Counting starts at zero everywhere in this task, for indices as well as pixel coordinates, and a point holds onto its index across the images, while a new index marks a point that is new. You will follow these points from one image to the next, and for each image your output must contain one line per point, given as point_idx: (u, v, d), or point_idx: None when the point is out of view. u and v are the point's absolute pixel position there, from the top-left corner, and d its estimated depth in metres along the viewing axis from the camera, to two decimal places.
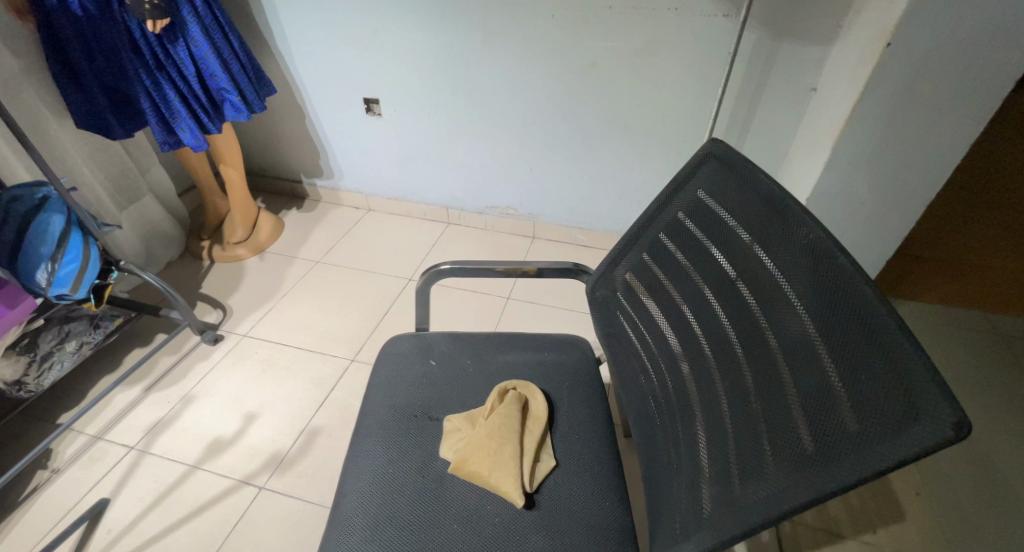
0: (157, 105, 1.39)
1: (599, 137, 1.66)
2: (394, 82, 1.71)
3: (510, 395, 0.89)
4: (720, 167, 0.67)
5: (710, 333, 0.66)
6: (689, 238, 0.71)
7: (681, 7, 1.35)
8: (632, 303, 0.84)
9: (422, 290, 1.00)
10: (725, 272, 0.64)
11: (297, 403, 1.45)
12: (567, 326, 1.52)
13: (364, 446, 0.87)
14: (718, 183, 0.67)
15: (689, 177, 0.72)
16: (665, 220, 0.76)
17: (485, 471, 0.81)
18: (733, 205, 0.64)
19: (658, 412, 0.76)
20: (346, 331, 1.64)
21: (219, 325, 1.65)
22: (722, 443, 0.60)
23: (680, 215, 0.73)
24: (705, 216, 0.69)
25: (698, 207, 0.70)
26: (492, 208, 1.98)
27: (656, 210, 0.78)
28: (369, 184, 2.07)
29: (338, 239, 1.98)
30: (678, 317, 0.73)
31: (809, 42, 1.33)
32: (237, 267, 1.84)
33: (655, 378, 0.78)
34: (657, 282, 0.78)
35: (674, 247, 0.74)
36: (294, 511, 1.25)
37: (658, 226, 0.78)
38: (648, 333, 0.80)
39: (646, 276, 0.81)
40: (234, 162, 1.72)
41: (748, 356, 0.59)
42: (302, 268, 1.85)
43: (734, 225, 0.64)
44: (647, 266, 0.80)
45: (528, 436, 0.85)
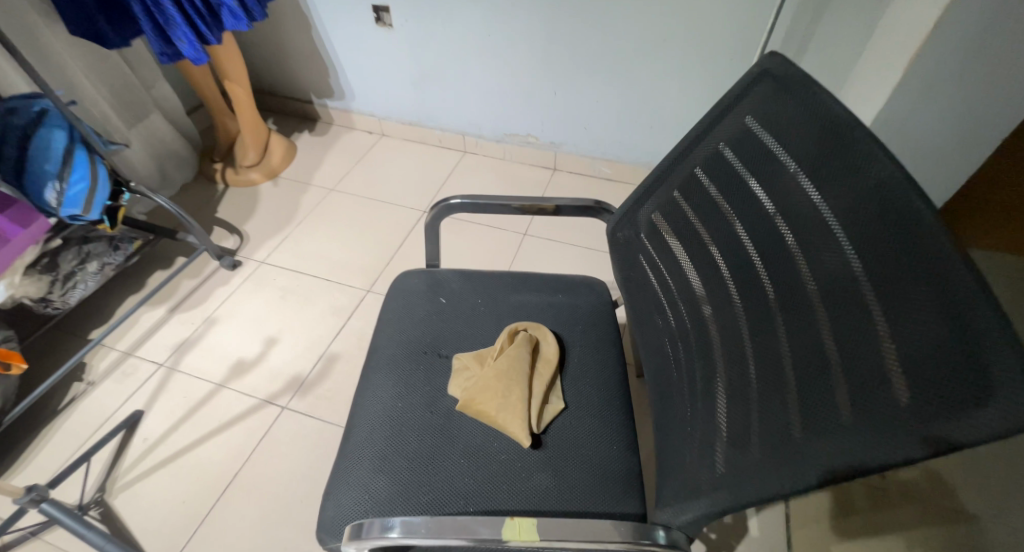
0: (151, 11, 1.30)
1: (632, 52, 1.52)
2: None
3: (524, 338, 0.87)
4: (773, 89, 0.59)
5: (741, 276, 0.62)
6: (729, 171, 0.65)
7: None
8: (656, 244, 0.80)
9: (432, 225, 0.96)
10: (768, 214, 0.58)
11: (316, 329, 1.47)
12: (586, 264, 1.49)
13: (375, 378, 0.87)
14: (770, 108, 0.59)
15: (737, 101, 0.65)
16: (703, 151, 0.70)
17: (495, 407, 0.80)
18: (785, 133, 0.57)
19: (675, 360, 0.73)
20: (362, 262, 1.63)
21: (237, 251, 1.65)
22: (742, 394, 0.57)
23: (721, 146, 0.66)
24: (750, 146, 0.62)
25: (743, 136, 0.63)
26: (512, 136, 1.89)
27: (694, 141, 0.72)
28: (383, 107, 1.97)
29: (353, 165, 1.92)
30: (706, 260, 0.68)
31: None
32: (251, 191, 1.81)
33: (675, 323, 0.75)
34: (685, 224, 0.73)
35: (710, 181, 0.68)
36: (314, 431, 1.30)
37: (695, 158, 0.71)
38: (669, 275, 0.77)
39: (674, 215, 0.75)
40: (239, 79, 1.64)
41: (781, 303, 0.55)
42: (316, 195, 1.81)
43: (781, 154, 0.57)
44: (676, 205, 0.75)
45: (538, 379, 0.84)
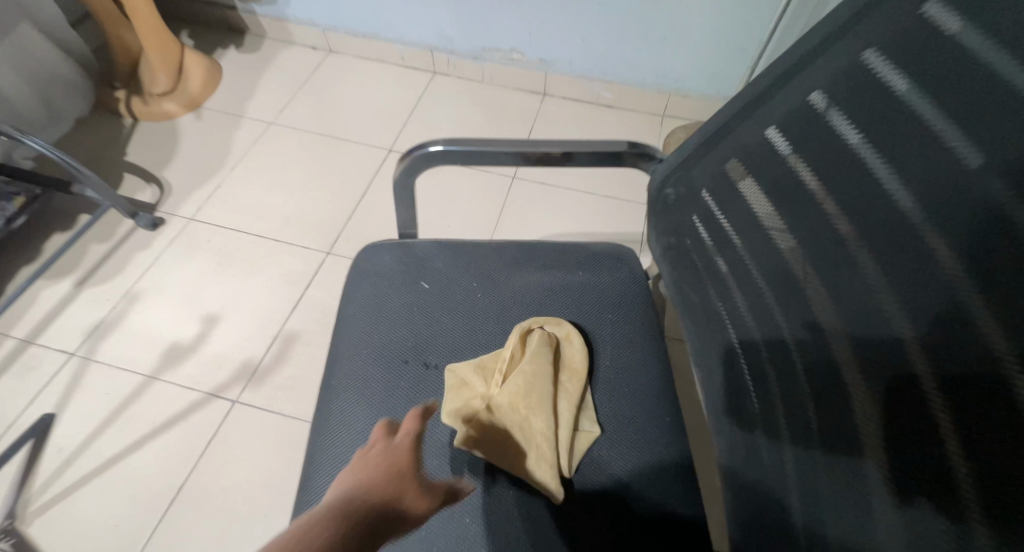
0: None
1: None
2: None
3: (542, 344, 0.65)
4: None
5: (887, 267, 0.36)
6: (877, 94, 0.38)
7: None
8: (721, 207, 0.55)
9: (403, 184, 0.68)
10: (976, 188, 0.31)
11: (267, 303, 1.21)
12: (588, 214, 1.31)
13: (340, 403, 0.64)
14: None
15: None
16: (827, 65, 0.42)
17: (513, 442, 0.59)
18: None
19: (748, 381, 0.51)
20: (317, 216, 1.34)
21: (157, 206, 1.33)
22: (923, 474, 0.33)
23: (867, 60, 0.38)
24: (925, 48, 0.34)
25: (910, 34, 0.35)
26: (492, 51, 1.55)
27: (816, 50, 0.43)
28: (328, 15, 1.58)
29: (297, 91, 1.57)
30: (817, 253, 0.42)
31: None
32: (168, 126, 1.46)
33: (747, 328, 0.52)
34: (779, 187, 0.47)
35: (838, 113, 0.41)
36: (276, 429, 1.07)
37: (804, 80, 0.44)
38: (744, 256, 0.52)
39: (756, 169, 0.49)
40: None
41: (991, 320, 0.29)
42: (251, 132, 1.47)
43: (998, 54, 0.30)
44: (763, 155, 0.48)
45: (564, 400, 0.62)
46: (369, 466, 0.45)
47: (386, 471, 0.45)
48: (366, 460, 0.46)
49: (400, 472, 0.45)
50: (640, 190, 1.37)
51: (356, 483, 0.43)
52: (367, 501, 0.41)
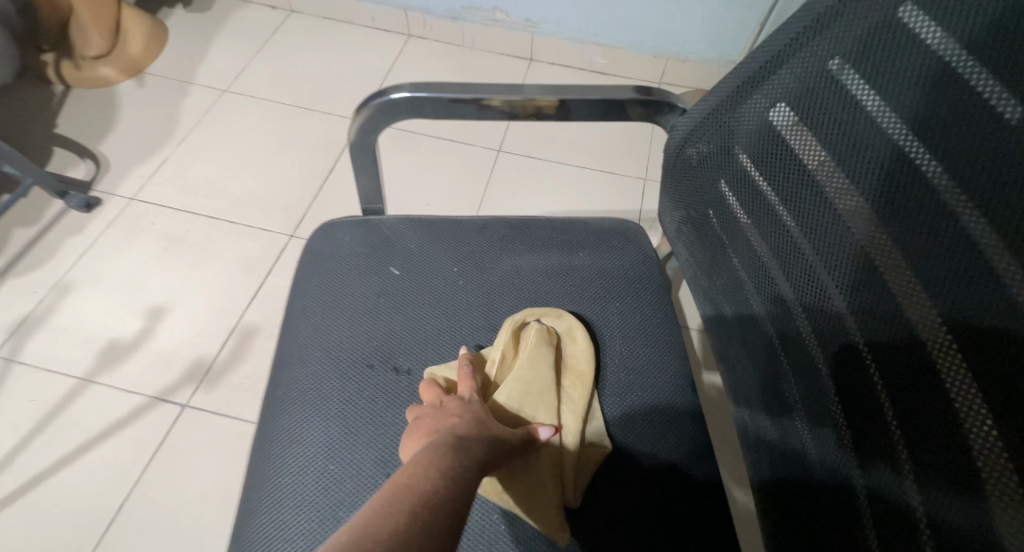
0: None
1: None
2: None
3: (539, 339, 0.54)
4: None
5: (1005, 229, 0.28)
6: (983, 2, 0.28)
7: None
8: (763, 167, 0.45)
9: (363, 145, 0.55)
10: None
11: (221, 293, 1.07)
12: (581, 190, 1.19)
13: (290, 421, 0.51)
14: None
15: None
16: None
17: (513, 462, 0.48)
18: None
19: (805, 380, 0.42)
20: (279, 194, 1.19)
21: (93, 184, 1.17)
22: None
23: None
24: None
25: None
26: (472, 11, 1.40)
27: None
28: None
29: (255, 56, 1.40)
30: (907, 216, 0.33)
31: None
32: (107, 95, 1.29)
33: (804, 315, 0.42)
34: (850, 136, 0.37)
35: (925, 35, 0.32)
36: (233, 436, 0.93)
37: None
38: (797, 225, 0.42)
39: (814, 117, 0.39)
40: None
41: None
42: (203, 101, 1.31)
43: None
44: (824, 97, 0.38)
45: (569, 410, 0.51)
46: (451, 411, 0.46)
47: (466, 413, 0.46)
48: (441, 405, 0.47)
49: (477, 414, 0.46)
50: (638, 163, 1.25)
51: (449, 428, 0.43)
52: (462, 438, 0.42)
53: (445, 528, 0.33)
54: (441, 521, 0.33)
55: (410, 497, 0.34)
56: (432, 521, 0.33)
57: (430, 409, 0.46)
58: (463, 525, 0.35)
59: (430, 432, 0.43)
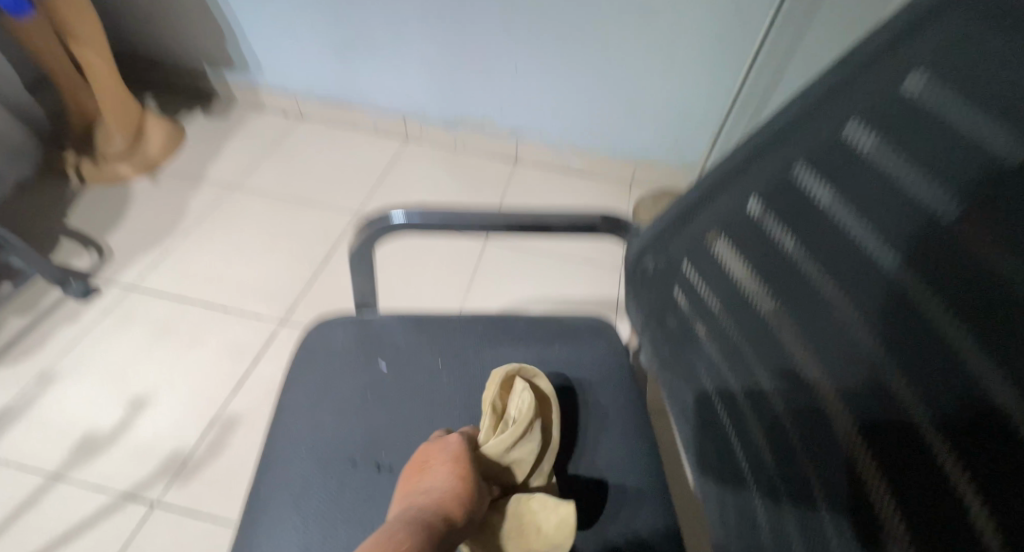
0: None
1: (612, 22, 1.23)
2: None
3: (521, 388, 0.56)
4: (963, 16, 0.28)
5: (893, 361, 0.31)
6: (865, 172, 0.34)
7: None
8: (706, 281, 0.49)
9: (361, 253, 0.61)
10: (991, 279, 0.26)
11: (206, 382, 1.08)
12: (564, 283, 1.24)
13: (268, 525, 0.52)
14: (973, 57, 0.27)
15: (876, 42, 0.33)
16: (807, 134, 0.38)
17: (501, 506, 0.51)
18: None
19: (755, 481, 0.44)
20: (275, 283, 1.24)
21: (93, 274, 1.22)
22: None
23: (853, 130, 0.35)
24: (915, 123, 0.31)
25: (895, 110, 0.32)
26: (464, 120, 1.54)
27: (787, 124, 0.39)
28: (301, 82, 1.56)
29: (263, 156, 1.51)
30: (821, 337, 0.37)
31: None
32: (121, 191, 1.37)
33: (749, 422, 0.44)
34: (773, 265, 0.41)
35: (826, 191, 0.37)
36: (200, 536, 0.91)
37: (786, 148, 0.39)
38: (735, 336, 0.46)
39: (745, 244, 0.44)
40: (95, 43, 1.19)
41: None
42: (209, 197, 1.40)
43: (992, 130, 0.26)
44: (751, 227, 0.44)
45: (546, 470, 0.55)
46: (431, 466, 0.50)
47: (465, 467, 0.49)
48: (441, 456, 0.51)
49: (471, 472, 0.50)
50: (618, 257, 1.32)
51: (426, 488, 0.48)
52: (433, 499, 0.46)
53: None
54: None
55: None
56: None
57: (415, 467, 0.51)
58: None
59: (411, 494, 0.48)
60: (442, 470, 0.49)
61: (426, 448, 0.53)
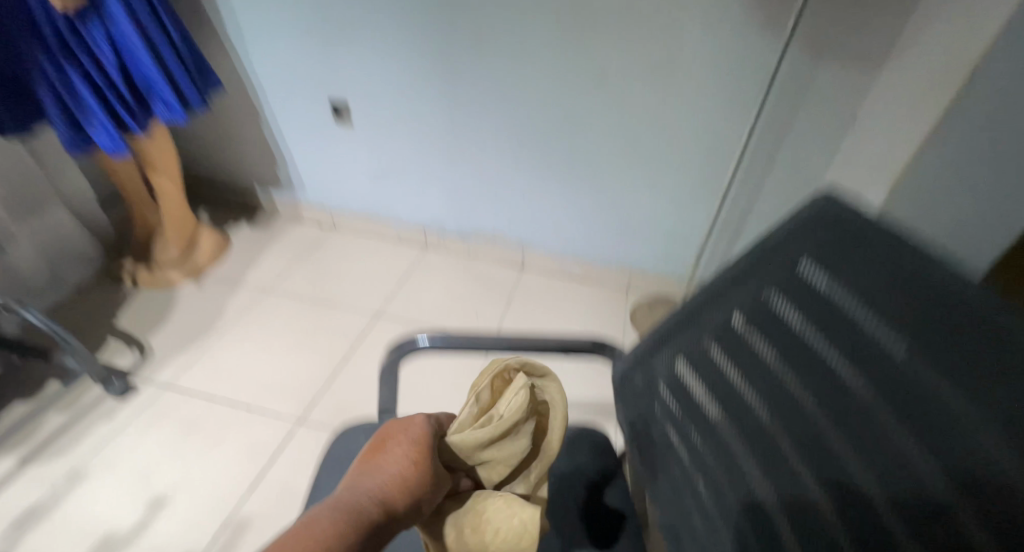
0: (64, 99, 1.04)
1: (607, 160, 1.42)
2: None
3: (515, 387, 0.56)
4: (834, 234, 0.43)
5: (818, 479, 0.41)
6: (784, 328, 0.46)
7: (710, 12, 1.11)
8: (671, 404, 0.58)
9: (391, 367, 0.72)
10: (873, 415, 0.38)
11: (224, 482, 1.15)
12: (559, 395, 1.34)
13: None
14: (846, 262, 0.42)
15: (783, 239, 0.47)
16: (743, 295, 0.50)
17: (461, 498, 0.56)
18: (885, 302, 0.38)
19: None
20: (298, 383, 1.34)
21: (132, 372, 1.34)
22: None
23: (772, 297, 0.48)
24: (815, 299, 0.44)
25: (800, 287, 0.45)
26: (478, 233, 1.71)
27: (728, 286, 0.51)
28: (336, 198, 1.76)
29: (296, 263, 1.68)
30: (764, 456, 0.47)
31: (854, 66, 1.10)
32: (168, 294, 1.53)
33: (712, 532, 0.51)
34: (725, 393, 0.51)
35: (760, 339, 0.48)
36: None
37: (728, 303, 0.52)
38: (698, 453, 0.54)
39: (701, 374, 0.54)
40: (169, 172, 1.39)
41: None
42: (245, 300, 1.54)
43: (865, 310, 0.40)
44: (705, 361, 0.54)
45: (527, 476, 0.60)
46: (391, 452, 0.50)
47: (422, 452, 0.50)
48: (401, 436, 0.51)
49: (429, 460, 0.51)
50: None
51: (376, 474, 0.48)
52: (384, 488, 0.47)
53: None
54: None
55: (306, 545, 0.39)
56: None
57: (378, 445, 0.51)
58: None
59: (362, 475, 0.48)
60: (398, 452, 0.50)
61: (388, 428, 0.53)
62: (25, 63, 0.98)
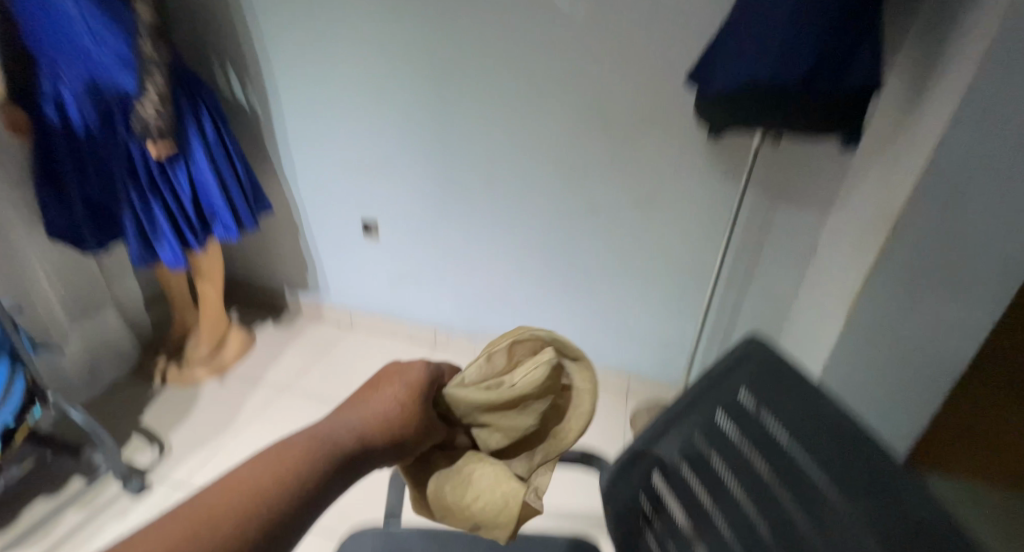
0: (142, 224, 1.24)
1: (600, 277, 1.58)
2: (336, 51, 1.43)
3: (540, 359, 0.48)
4: (758, 371, 0.54)
5: None
6: (732, 448, 0.54)
7: (682, 164, 1.33)
8: (649, 522, 0.58)
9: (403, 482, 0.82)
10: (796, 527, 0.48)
11: None
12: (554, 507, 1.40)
13: None
14: (773, 395, 0.53)
15: (726, 369, 0.57)
16: (700, 415, 0.56)
17: (455, 457, 0.50)
18: (800, 432, 0.50)
19: None
20: None
21: (150, 469, 1.43)
22: None
23: (722, 420, 0.55)
24: (750, 426, 0.53)
25: (739, 413, 0.54)
26: (484, 335, 1.84)
27: (686, 406, 0.57)
28: (356, 299, 1.92)
29: (314, 362, 1.81)
30: None
31: (804, 207, 1.30)
32: (193, 391, 1.64)
33: None
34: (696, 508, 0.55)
35: (716, 459, 0.55)
36: None
37: (689, 421, 0.57)
38: None
39: (675, 489, 0.57)
40: (214, 279, 1.58)
41: None
42: (263, 397, 1.66)
43: (785, 437, 0.51)
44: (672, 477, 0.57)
45: (538, 459, 0.52)
46: (377, 396, 0.41)
47: (413, 402, 0.42)
48: (397, 379, 0.42)
49: (419, 409, 0.42)
50: None
51: (356, 418, 0.40)
52: (359, 437, 0.38)
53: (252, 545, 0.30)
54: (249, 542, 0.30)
55: (225, 510, 0.30)
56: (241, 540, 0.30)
57: (367, 385, 0.42)
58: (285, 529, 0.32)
59: (341, 413, 0.40)
60: (387, 393, 0.41)
61: (384, 367, 0.44)
62: (117, 196, 1.19)
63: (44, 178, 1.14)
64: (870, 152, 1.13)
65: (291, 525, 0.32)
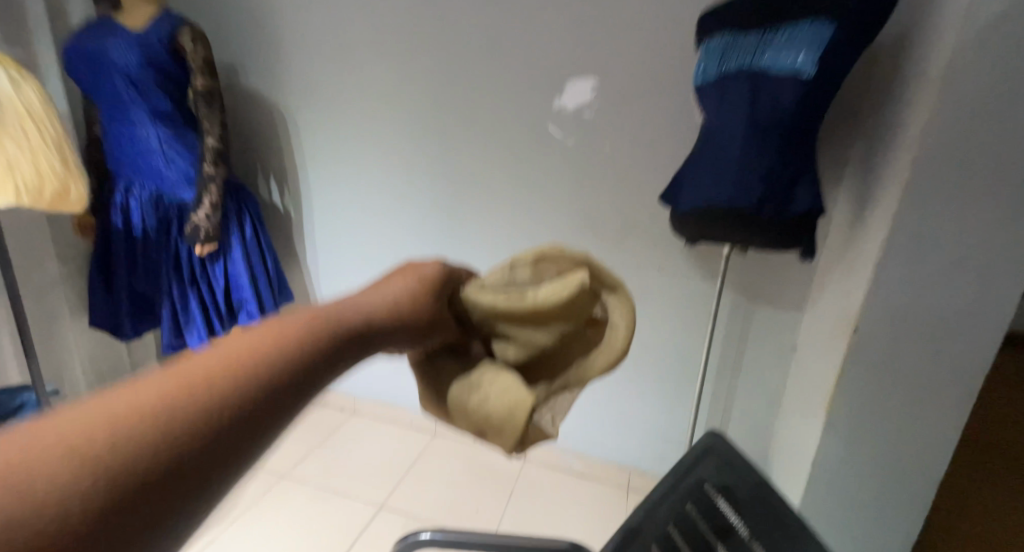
0: (177, 312, 1.39)
1: None
2: (364, 166, 1.66)
3: (570, 281, 0.52)
4: (714, 465, 0.70)
5: None
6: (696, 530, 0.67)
7: (666, 267, 1.49)
8: None
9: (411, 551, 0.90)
10: None
11: None
12: None
13: None
14: (729, 485, 0.67)
15: (693, 462, 0.72)
16: (670, 502, 0.69)
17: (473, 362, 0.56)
18: (750, 517, 0.64)
19: None
20: None
21: None
22: None
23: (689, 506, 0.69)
24: (710, 510, 0.67)
25: (702, 499, 0.68)
26: None
27: (659, 494, 0.70)
28: (359, 386, 2.05)
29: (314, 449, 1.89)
30: None
31: (780, 307, 1.45)
32: None
33: None
34: None
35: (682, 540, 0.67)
36: None
37: (663, 509, 0.69)
38: None
39: None
40: None
41: None
42: (263, 485, 1.74)
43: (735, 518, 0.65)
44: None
45: (551, 382, 0.57)
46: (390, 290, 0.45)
47: (424, 292, 0.47)
48: (411, 275, 0.48)
49: (431, 297, 0.47)
50: None
51: (368, 304, 0.43)
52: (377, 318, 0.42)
53: (271, 401, 0.31)
54: (271, 396, 0.31)
55: (244, 366, 0.31)
56: (261, 397, 0.30)
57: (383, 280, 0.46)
58: (309, 381, 0.34)
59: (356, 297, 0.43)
60: (400, 283, 0.46)
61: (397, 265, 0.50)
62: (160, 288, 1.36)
63: (101, 275, 1.39)
64: (828, 262, 1.28)
65: (272, 412, 0.31)
